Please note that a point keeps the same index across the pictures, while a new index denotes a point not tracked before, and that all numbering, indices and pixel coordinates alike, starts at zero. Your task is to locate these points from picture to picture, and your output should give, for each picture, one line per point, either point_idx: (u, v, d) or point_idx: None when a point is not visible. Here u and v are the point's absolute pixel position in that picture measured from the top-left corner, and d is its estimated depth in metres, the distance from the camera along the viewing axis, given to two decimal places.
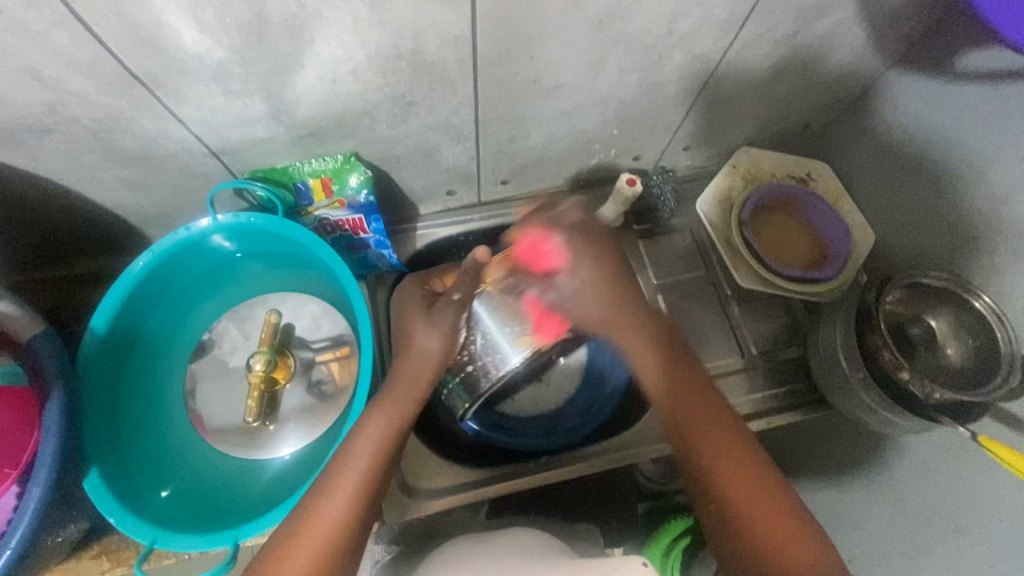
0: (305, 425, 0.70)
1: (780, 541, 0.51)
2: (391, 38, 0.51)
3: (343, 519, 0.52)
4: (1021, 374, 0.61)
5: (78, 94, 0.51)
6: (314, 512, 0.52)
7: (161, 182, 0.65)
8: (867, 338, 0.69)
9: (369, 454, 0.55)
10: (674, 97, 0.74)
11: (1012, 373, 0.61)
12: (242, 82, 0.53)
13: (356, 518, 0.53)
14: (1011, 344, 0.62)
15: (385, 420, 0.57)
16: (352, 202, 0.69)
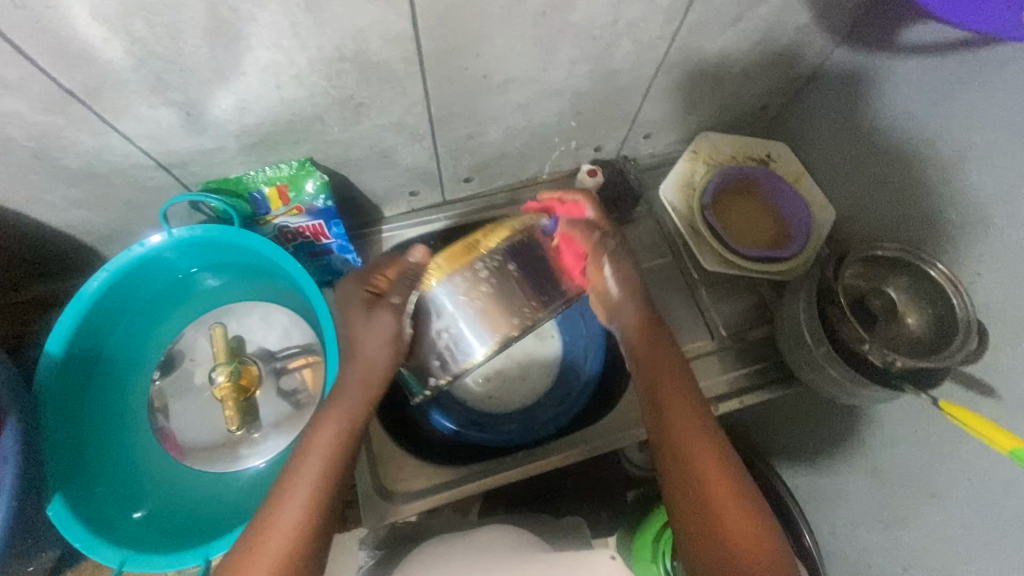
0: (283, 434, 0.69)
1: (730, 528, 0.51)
2: (333, 40, 0.51)
3: (294, 535, 0.50)
4: (979, 337, 0.61)
5: (12, 113, 0.50)
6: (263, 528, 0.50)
7: (112, 199, 0.64)
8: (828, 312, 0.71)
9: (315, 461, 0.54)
10: (628, 86, 0.75)
11: (970, 337, 0.61)
12: (185, 91, 0.52)
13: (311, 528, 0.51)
14: (966, 310, 0.62)
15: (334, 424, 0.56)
16: (310, 208, 0.69)
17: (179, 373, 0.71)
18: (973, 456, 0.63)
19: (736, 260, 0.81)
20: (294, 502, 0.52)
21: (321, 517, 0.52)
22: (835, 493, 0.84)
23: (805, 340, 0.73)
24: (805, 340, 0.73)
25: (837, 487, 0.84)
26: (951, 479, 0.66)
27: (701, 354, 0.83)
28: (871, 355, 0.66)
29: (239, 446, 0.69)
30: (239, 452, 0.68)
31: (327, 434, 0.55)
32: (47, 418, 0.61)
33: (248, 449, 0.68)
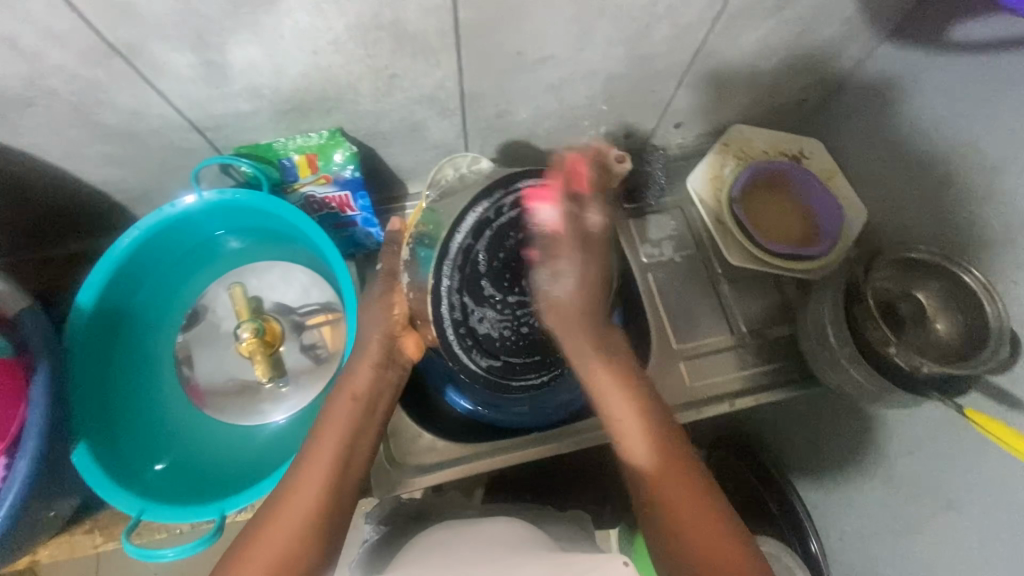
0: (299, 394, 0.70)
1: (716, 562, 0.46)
2: (371, 7, 0.51)
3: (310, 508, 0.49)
4: (1011, 347, 0.59)
5: (57, 66, 0.50)
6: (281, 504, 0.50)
7: (146, 158, 0.65)
8: (855, 313, 0.70)
9: (334, 437, 0.54)
10: (664, 71, 0.73)
11: (1002, 346, 0.59)
12: (223, 52, 0.52)
13: (329, 505, 0.50)
14: (1000, 318, 0.60)
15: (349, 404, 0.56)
16: (338, 178, 0.69)
17: (203, 333, 0.72)
18: (996, 471, 0.61)
19: (763, 253, 0.80)
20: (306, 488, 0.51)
21: (336, 491, 0.51)
22: (846, 500, 0.83)
23: (828, 340, 0.72)
24: (827, 340, 0.72)
25: (850, 493, 0.82)
26: (969, 492, 0.64)
27: (718, 348, 0.82)
28: (896, 359, 0.65)
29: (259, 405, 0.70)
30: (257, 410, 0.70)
31: (341, 415, 0.56)
32: (76, 364, 0.63)
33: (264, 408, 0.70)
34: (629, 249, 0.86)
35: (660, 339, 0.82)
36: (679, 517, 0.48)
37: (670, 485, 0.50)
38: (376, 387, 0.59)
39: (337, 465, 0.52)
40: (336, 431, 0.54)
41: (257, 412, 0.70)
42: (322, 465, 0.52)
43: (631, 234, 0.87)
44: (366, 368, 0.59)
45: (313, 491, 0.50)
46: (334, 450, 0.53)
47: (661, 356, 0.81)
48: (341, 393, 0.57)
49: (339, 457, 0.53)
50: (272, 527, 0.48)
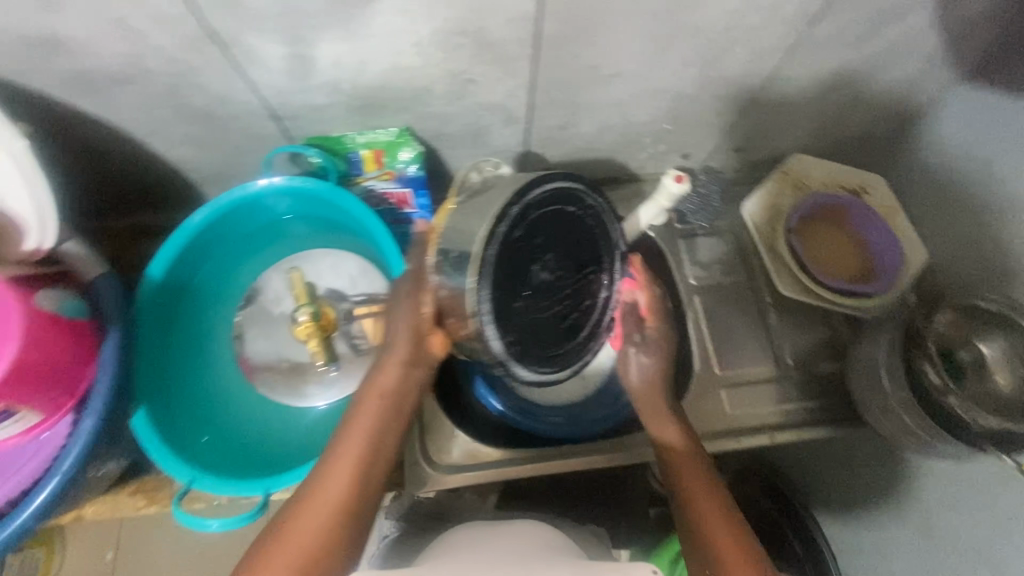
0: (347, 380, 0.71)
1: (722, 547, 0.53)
2: (458, 14, 0.52)
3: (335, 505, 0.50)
4: None
5: (158, 48, 0.53)
6: (305, 498, 0.50)
7: (223, 141, 0.68)
8: (914, 357, 0.67)
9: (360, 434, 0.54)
10: (732, 94, 0.73)
11: None
12: (313, 46, 0.54)
13: (354, 503, 0.51)
14: None
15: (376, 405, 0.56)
16: (401, 175, 0.72)
17: (258, 311, 0.74)
18: None
19: (817, 287, 0.79)
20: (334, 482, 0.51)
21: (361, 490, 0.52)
22: (881, 550, 0.80)
23: (881, 383, 0.70)
24: (881, 383, 0.70)
25: (885, 544, 0.79)
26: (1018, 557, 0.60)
27: (761, 378, 0.81)
28: (956, 408, 0.63)
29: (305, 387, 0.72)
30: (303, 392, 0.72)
31: (367, 413, 0.56)
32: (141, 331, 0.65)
33: (311, 389, 0.72)
34: (677, 269, 0.86)
35: (702, 364, 0.81)
36: (696, 506, 0.57)
37: (698, 496, 0.58)
38: (404, 386, 0.58)
39: (361, 460, 0.53)
40: (361, 429, 0.55)
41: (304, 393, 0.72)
42: (347, 464, 0.52)
43: (680, 255, 0.86)
44: (391, 368, 0.57)
45: (339, 486, 0.51)
46: (359, 448, 0.54)
47: (702, 381, 0.80)
48: (368, 390, 0.57)
49: (363, 455, 0.53)
50: (298, 517, 0.49)
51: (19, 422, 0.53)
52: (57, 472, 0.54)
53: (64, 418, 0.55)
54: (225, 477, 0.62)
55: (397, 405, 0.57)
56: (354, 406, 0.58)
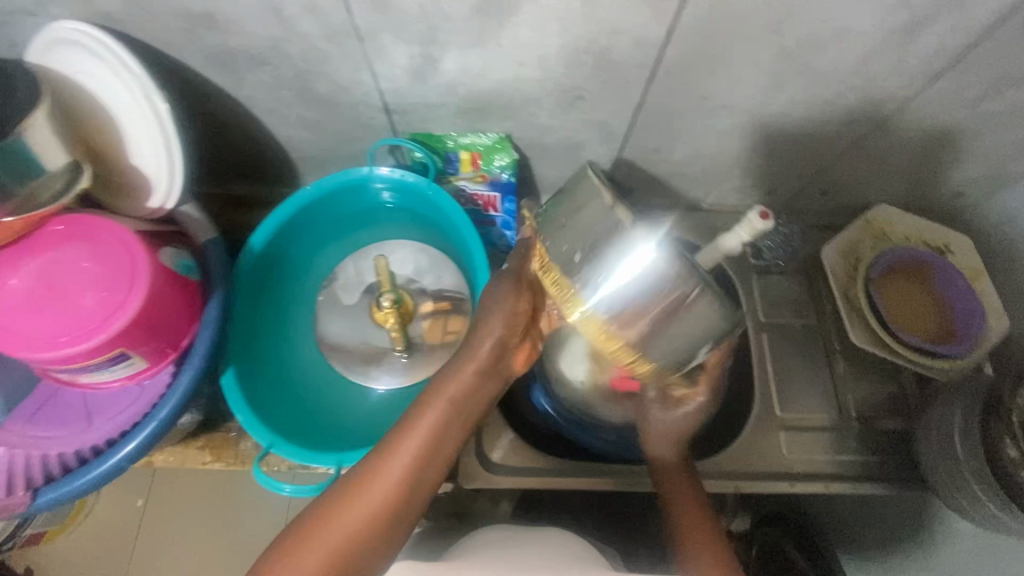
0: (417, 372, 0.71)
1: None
2: (590, 33, 0.54)
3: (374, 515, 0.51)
4: None
5: (302, 35, 0.56)
6: (349, 500, 0.51)
7: (333, 126, 0.71)
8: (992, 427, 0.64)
9: (419, 441, 0.53)
10: (831, 137, 0.73)
11: None
12: (444, 48, 0.56)
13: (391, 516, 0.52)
14: None
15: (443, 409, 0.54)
16: (494, 179, 0.74)
17: (331, 293, 0.76)
18: None
19: (894, 343, 0.77)
20: (376, 491, 0.51)
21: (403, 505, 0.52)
22: None
23: (954, 447, 0.68)
24: (954, 447, 0.68)
25: None
26: None
27: (820, 426, 0.80)
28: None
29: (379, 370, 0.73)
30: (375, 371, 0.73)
31: (428, 419, 0.54)
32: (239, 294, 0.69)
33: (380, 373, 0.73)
34: (746, 305, 0.85)
35: (762, 403, 0.80)
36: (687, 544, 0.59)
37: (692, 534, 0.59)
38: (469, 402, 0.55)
39: (409, 468, 0.52)
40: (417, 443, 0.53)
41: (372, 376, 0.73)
42: (396, 474, 0.52)
43: (750, 290, 0.86)
44: (465, 373, 0.55)
45: (382, 495, 0.51)
46: (409, 460, 0.52)
47: (759, 420, 0.79)
48: (434, 394, 0.55)
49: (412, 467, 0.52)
50: (335, 517, 0.50)
51: (125, 368, 0.54)
52: (153, 419, 0.55)
53: (165, 369, 0.57)
54: (299, 444, 0.64)
55: (464, 411, 0.55)
56: (415, 406, 0.56)
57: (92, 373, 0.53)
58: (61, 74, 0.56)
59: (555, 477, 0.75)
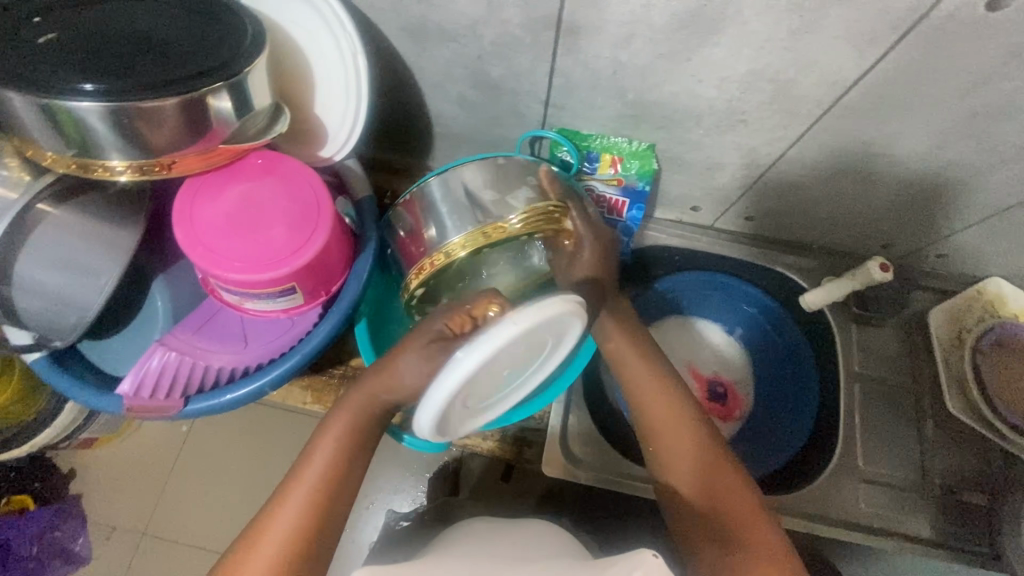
0: (488, 372, 0.53)
1: (730, 513, 0.52)
2: (781, 63, 0.57)
3: (277, 550, 0.50)
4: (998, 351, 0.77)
5: (504, 21, 0.58)
6: (264, 522, 0.51)
7: (487, 110, 0.73)
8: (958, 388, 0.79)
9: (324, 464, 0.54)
10: (973, 204, 0.72)
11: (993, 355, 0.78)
12: (634, 55, 0.59)
13: (297, 549, 0.50)
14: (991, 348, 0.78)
15: (336, 436, 0.55)
16: (629, 185, 0.76)
17: None
18: None
19: (995, 419, 0.78)
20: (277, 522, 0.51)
21: (308, 538, 0.51)
22: None
23: None
24: None
25: None
26: None
27: (897, 484, 0.80)
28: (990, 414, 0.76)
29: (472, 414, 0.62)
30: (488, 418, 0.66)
31: (327, 445, 0.55)
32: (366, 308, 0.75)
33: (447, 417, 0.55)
34: (843, 352, 0.85)
35: (844, 452, 0.81)
36: (715, 498, 0.53)
37: (718, 484, 0.54)
38: (393, 402, 0.56)
39: (309, 498, 0.52)
40: (324, 456, 0.54)
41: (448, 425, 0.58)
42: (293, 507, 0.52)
43: (848, 337, 0.86)
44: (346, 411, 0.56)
45: (280, 526, 0.51)
46: (308, 491, 0.52)
47: (839, 467, 0.80)
48: (330, 422, 0.56)
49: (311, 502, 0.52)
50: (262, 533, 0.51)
51: (285, 301, 0.59)
52: (296, 353, 0.59)
53: (314, 309, 0.62)
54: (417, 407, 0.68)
55: (360, 437, 0.56)
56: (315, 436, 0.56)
57: (259, 300, 0.57)
58: (284, 21, 0.62)
59: (614, 480, 0.75)
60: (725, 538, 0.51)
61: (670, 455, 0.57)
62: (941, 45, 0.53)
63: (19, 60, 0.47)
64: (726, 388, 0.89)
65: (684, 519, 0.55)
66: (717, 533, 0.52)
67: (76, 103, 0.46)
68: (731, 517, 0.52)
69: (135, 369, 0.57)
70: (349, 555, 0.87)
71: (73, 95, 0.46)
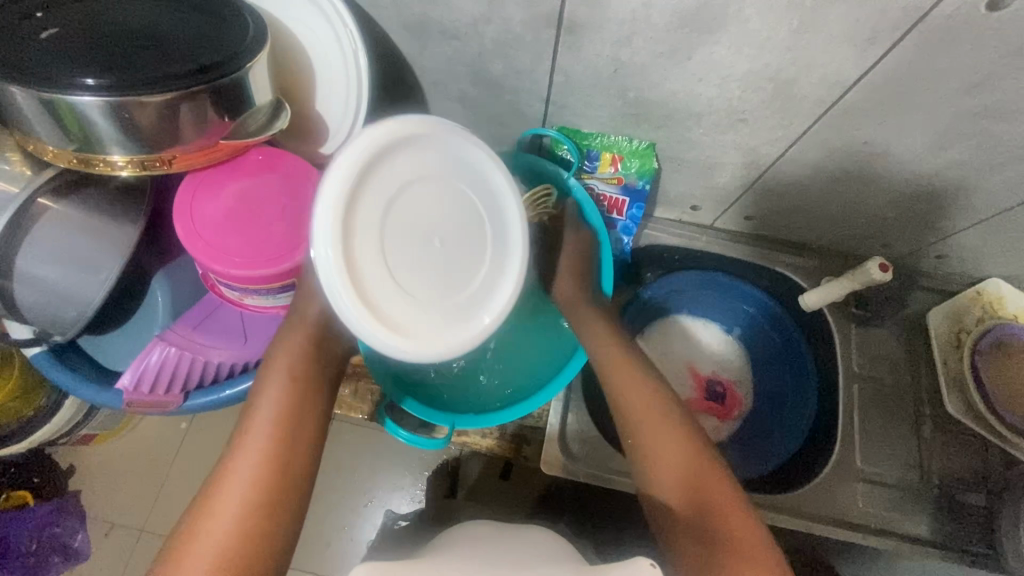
0: (409, 221, 0.53)
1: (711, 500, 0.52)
2: (781, 62, 0.57)
3: (228, 521, 0.45)
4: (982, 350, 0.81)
5: (505, 19, 0.59)
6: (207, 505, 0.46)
7: (488, 108, 0.73)
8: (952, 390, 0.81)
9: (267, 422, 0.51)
10: (971, 204, 0.73)
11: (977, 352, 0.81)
12: (635, 53, 0.59)
13: (251, 514, 0.46)
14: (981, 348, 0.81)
15: (274, 392, 0.53)
16: (630, 184, 0.76)
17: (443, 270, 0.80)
18: None
19: (991, 418, 0.78)
20: (225, 496, 0.46)
21: (263, 501, 0.47)
22: None
23: None
24: None
25: None
26: None
27: (895, 483, 0.80)
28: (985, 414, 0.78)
29: (418, 316, 0.53)
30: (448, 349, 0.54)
31: (268, 402, 0.52)
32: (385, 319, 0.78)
33: (367, 263, 0.50)
34: (842, 353, 0.85)
35: (842, 453, 0.81)
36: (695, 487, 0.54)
37: (699, 472, 0.55)
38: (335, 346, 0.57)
39: (257, 459, 0.49)
40: (267, 415, 0.51)
41: (377, 294, 0.50)
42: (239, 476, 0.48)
43: (847, 337, 0.86)
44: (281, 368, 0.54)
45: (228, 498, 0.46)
46: (255, 452, 0.49)
47: (836, 467, 0.80)
48: (267, 382, 0.54)
49: (258, 463, 0.49)
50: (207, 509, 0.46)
51: (285, 297, 0.59)
52: None
53: None
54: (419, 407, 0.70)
55: (299, 387, 0.54)
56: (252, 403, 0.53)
57: (259, 296, 0.58)
58: (286, 18, 0.62)
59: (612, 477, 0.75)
60: (708, 524, 0.51)
61: (651, 446, 0.58)
62: (941, 44, 0.53)
63: (19, 54, 0.47)
64: (725, 387, 0.89)
65: (668, 511, 0.55)
66: (700, 520, 0.52)
67: (77, 98, 0.46)
68: (712, 505, 0.52)
69: (133, 367, 0.57)
70: (347, 553, 0.89)
71: (75, 89, 0.46)
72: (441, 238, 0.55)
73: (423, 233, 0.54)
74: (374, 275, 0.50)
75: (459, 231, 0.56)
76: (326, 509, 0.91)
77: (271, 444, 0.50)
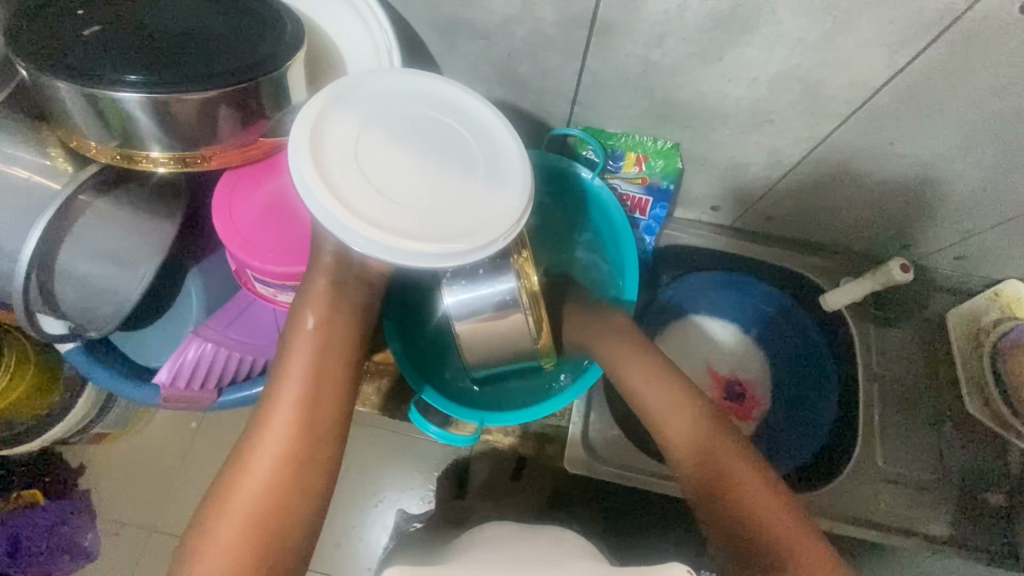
0: (389, 154, 0.51)
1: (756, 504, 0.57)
2: (812, 63, 0.58)
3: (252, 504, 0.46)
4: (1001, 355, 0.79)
5: (537, 19, 0.59)
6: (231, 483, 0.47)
7: (513, 108, 0.74)
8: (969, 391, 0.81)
9: (291, 408, 0.49)
10: (993, 206, 0.73)
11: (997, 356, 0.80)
12: (665, 54, 0.60)
13: (277, 503, 0.46)
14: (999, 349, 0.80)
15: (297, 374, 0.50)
16: (653, 184, 0.76)
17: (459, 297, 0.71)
18: None
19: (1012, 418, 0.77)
20: (250, 478, 0.47)
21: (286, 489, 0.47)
22: None
23: None
24: None
25: None
26: None
27: (916, 483, 0.80)
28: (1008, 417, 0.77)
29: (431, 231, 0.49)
30: (473, 253, 0.49)
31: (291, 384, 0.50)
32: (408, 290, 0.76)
33: (355, 193, 0.47)
34: (861, 353, 0.86)
35: (861, 454, 0.81)
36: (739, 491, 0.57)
37: (742, 477, 0.58)
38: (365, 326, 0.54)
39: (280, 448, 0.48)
40: (295, 386, 0.50)
41: (376, 220, 0.47)
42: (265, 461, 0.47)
43: (865, 338, 0.87)
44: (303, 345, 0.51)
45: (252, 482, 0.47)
46: (278, 439, 0.48)
47: (854, 469, 0.80)
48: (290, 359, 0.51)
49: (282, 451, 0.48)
50: (237, 482, 0.47)
51: None
52: None
53: None
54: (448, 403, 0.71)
55: (324, 370, 0.51)
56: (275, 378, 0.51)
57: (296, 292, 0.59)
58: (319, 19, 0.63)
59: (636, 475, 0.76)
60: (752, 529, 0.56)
61: (692, 452, 0.61)
62: (971, 47, 0.53)
63: (63, 50, 0.47)
64: (744, 387, 0.88)
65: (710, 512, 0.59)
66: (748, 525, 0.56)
67: (120, 95, 0.46)
68: (755, 508, 0.56)
69: (170, 361, 0.58)
70: (363, 552, 0.89)
71: (119, 86, 0.46)
72: (429, 157, 0.52)
73: (409, 158, 0.51)
74: (369, 204, 0.47)
75: (444, 150, 0.53)
76: (341, 508, 0.91)
77: (297, 423, 0.49)
